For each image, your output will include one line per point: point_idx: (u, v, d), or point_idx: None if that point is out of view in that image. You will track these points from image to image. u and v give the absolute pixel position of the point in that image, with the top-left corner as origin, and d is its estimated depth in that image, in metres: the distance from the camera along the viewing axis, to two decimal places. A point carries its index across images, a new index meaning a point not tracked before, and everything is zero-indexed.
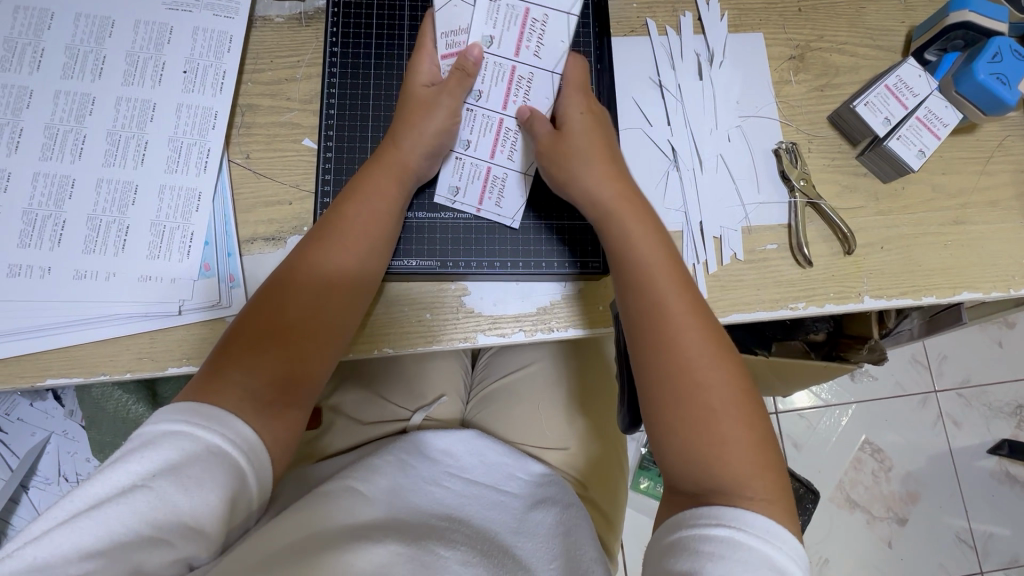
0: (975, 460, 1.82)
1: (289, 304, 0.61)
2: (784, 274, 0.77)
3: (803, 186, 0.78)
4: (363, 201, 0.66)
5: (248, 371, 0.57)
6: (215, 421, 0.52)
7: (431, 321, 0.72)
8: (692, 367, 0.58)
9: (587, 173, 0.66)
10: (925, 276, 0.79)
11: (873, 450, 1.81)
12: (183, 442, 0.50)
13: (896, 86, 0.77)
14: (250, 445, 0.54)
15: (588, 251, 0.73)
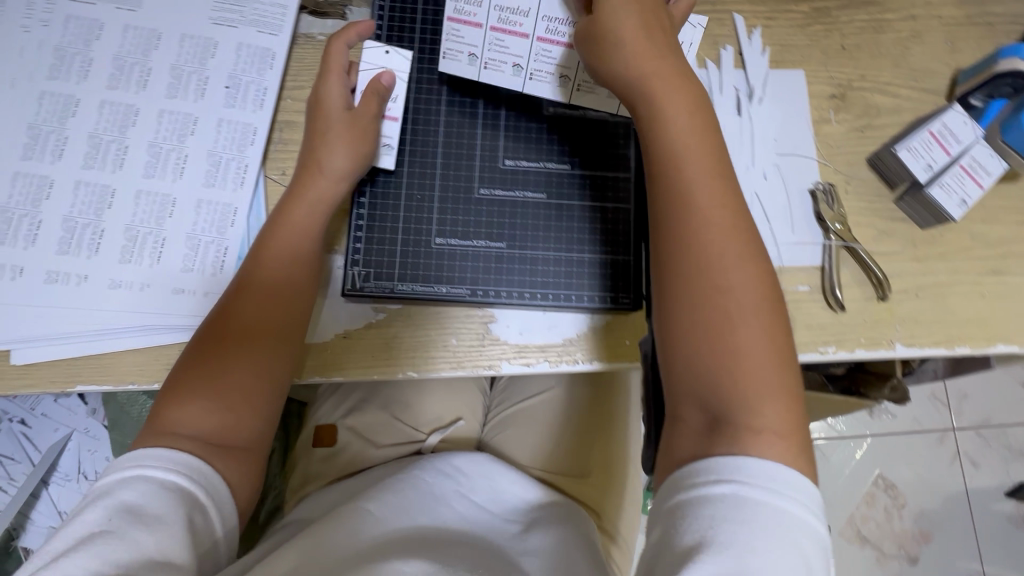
0: (992, 501, 1.79)
1: (231, 326, 0.62)
2: (815, 317, 0.76)
3: (838, 229, 0.77)
4: (297, 216, 0.65)
5: (196, 401, 0.58)
6: (164, 459, 0.54)
7: (456, 347, 0.71)
8: (710, 270, 0.58)
9: (625, 53, 0.63)
10: (960, 327, 0.77)
11: (887, 485, 1.78)
12: (138, 484, 0.51)
13: (941, 133, 0.76)
14: (201, 475, 0.55)
15: (623, 289, 0.71)
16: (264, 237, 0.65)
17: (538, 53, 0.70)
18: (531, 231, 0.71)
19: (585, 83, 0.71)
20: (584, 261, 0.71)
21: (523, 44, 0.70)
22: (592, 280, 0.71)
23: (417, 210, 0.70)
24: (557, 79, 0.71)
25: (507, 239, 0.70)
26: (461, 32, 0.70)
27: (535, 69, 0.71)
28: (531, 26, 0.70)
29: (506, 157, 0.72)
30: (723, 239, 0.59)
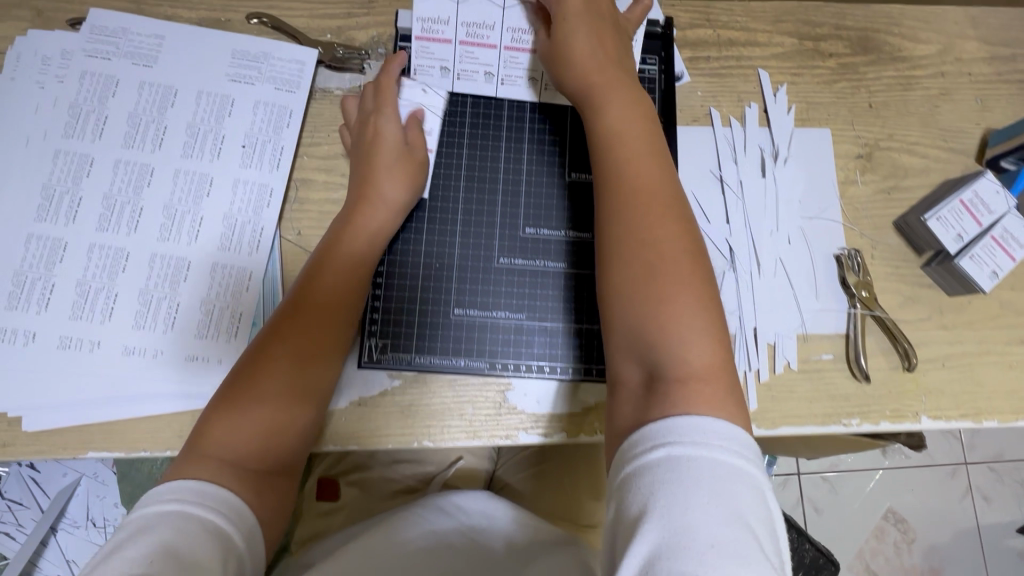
0: (1004, 538, 1.77)
1: (281, 347, 0.59)
2: (839, 387, 0.74)
3: (864, 296, 0.75)
4: (354, 238, 0.65)
5: (240, 423, 0.55)
6: (201, 492, 0.49)
7: (472, 416, 0.68)
8: (642, 230, 0.57)
9: (577, 45, 0.66)
10: (988, 399, 0.75)
11: (898, 520, 1.76)
12: (178, 521, 0.46)
13: (972, 202, 0.74)
14: (238, 514, 0.50)
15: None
16: (319, 257, 0.63)
17: (506, 60, 0.72)
18: (553, 302, 0.69)
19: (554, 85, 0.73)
20: (606, 334, 0.69)
21: (492, 54, 0.72)
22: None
23: (435, 280, 0.68)
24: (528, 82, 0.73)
25: (528, 309, 0.69)
26: (430, 48, 0.71)
27: (505, 77, 0.73)
28: (498, 37, 0.71)
29: (527, 225, 0.70)
30: (655, 199, 0.58)
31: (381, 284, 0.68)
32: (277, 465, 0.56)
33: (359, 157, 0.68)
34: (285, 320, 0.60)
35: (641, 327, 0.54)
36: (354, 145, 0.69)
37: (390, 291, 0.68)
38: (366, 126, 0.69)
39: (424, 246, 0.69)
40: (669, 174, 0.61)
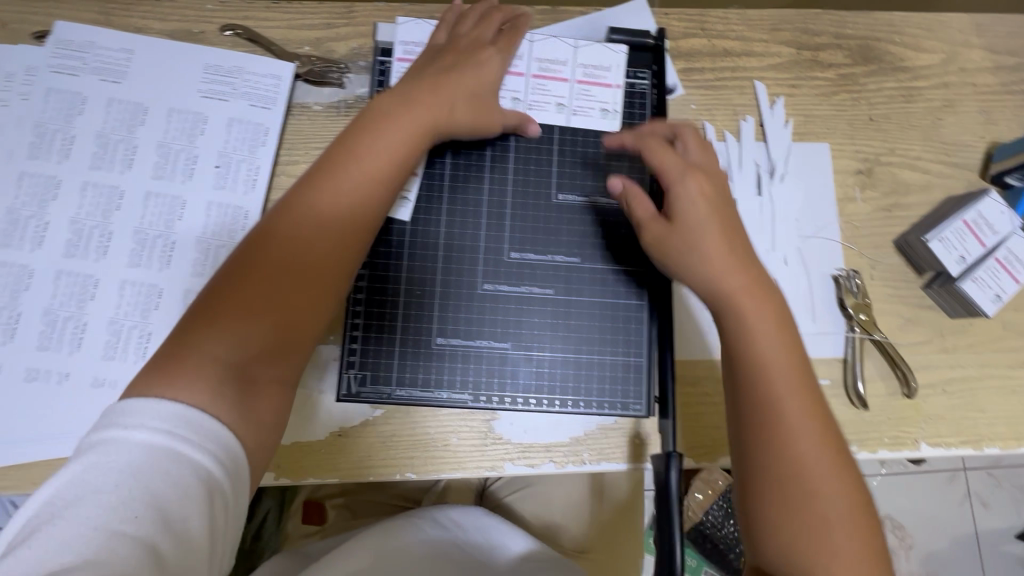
0: (1001, 543, 1.75)
1: (268, 261, 0.56)
2: (838, 414, 0.72)
3: (863, 320, 0.73)
4: (377, 154, 0.60)
5: (220, 337, 0.52)
6: (183, 423, 0.46)
7: (457, 447, 0.68)
8: (795, 439, 0.55)
9: (697, 253, 0.60)
10: (990, 425, 0.73)
11: (895, 526, 1.74)
12: (162, 463, 0.44)
13: (975, 223, 0.71)
14: (224, 448, 0.47)
15: (636, 394, 0.66)
16: (320, 171, 0.59)
17: (534, 86, 0.71)
18: (539, 330, 0.66)
19: (583, 109, 0.71)
20: (596, 363, 0.66)
21: (564, 86, 0.72)
22: (605, 384, 0.66)
23: (415, 309, 0.66)
24: (603, 113, 0.71)
25: (512, 339, 0.66)
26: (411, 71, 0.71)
27: (531, 102, 0.71)
28: (569, 72, 0.72)
29: (512, 250, 0.67)
30: (785, 368, 0.57)
31: (358, 315, 0.65)
32: (258, 369, 0.54)
33: (410, 78, 0.65)
34: (275, 233, 0.57)
35: (795, 561, 0.53)
36: (409, 72, 0.66)
37: (369, 322, 0.65)
38: (445, 60, 0.66)
39: (403, 274, 0.66)
40: (811, 377, 0.58)
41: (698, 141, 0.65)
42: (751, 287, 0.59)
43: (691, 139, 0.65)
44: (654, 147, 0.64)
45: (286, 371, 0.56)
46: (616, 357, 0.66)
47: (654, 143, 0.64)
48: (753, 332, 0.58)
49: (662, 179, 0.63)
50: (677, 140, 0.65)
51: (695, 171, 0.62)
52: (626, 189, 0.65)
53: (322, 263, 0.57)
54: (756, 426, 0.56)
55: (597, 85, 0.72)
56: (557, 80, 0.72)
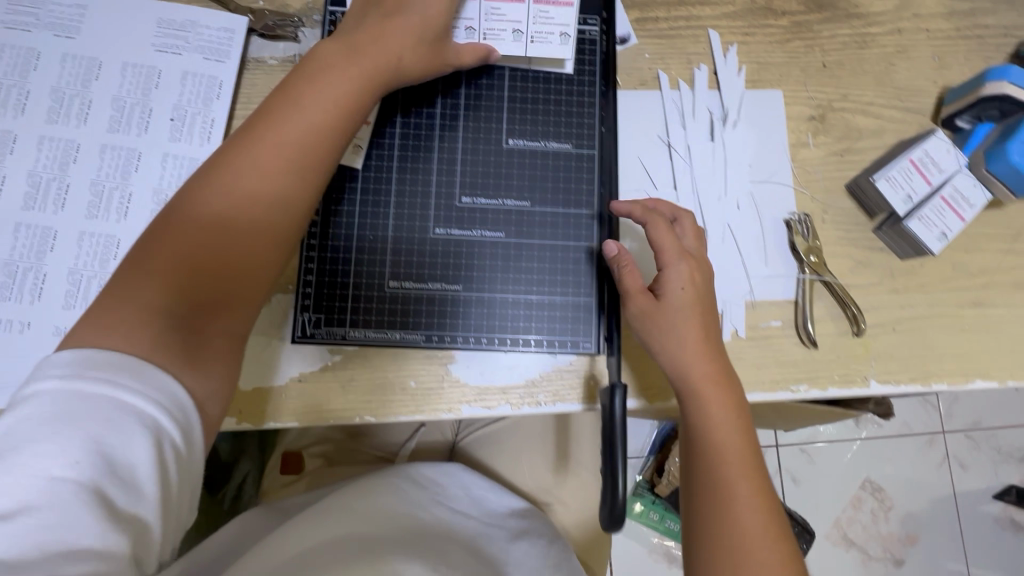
0: (980, 504, 1.78)
1: (201, 214, 0.54)
2: (788, 354, 0.74)
3: (812, 262, 0.74)
4: (316, 99, 0.58)
5: (153, 286, 0.51)
6: (128, 376, 0.45)
7: (415, 390, 0.69)
8: (738, 518, 0.57)
9: (671, 359, 0.63)
10: (937, 362, 0.75)
11: (874, 488, 1.77)
12: (105, 413, 0.43)
13: (922, 161, 0.72)
14: (164, 396, 0.46)
15: (586, 333, 0.69)
16: (253, 126, 0.57)
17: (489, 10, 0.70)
18: (489, 273, 0.69)
19: (541, 35, 0.70)
20: (546, 304, 0.69)
21: (520, 10, 0.70)
22: (554, 323, 0.69)
23: (368, 251, 0.67)
24: (558, 38, 0.71)
25: (464, 281, 0.68)
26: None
27: (487, 30, 0.70)
28: None
29: (463, 195, 0.69)
30: (738, 452, 0.60)
31: (308, 258, 0.67)
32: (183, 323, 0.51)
33: (348, 32, 0.63)
34: (208, 188, 0.54)
35: None
36: (345, 29, 0.63)
37: (319, 264, 0.67)
38: (386, 6, 0.63)
39: (354, 218, 0.67)
40: (753, 435, 0.62)
41: (697, 232, 0.67)
42: (713, 377, 0.61)
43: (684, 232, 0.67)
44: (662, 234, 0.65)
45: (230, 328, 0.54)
46: (565, 298, 0.69)
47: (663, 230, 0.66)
48: (715, 407, 0.61)
49: (656, 255, 0.65)
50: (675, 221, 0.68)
51: (688, 258, 0.65)
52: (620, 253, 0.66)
53: (262, 210, 0.55)
54: (713, 494, 0.58)
55: (555, 6, 0.71)
56: (513, 3, 0.70)
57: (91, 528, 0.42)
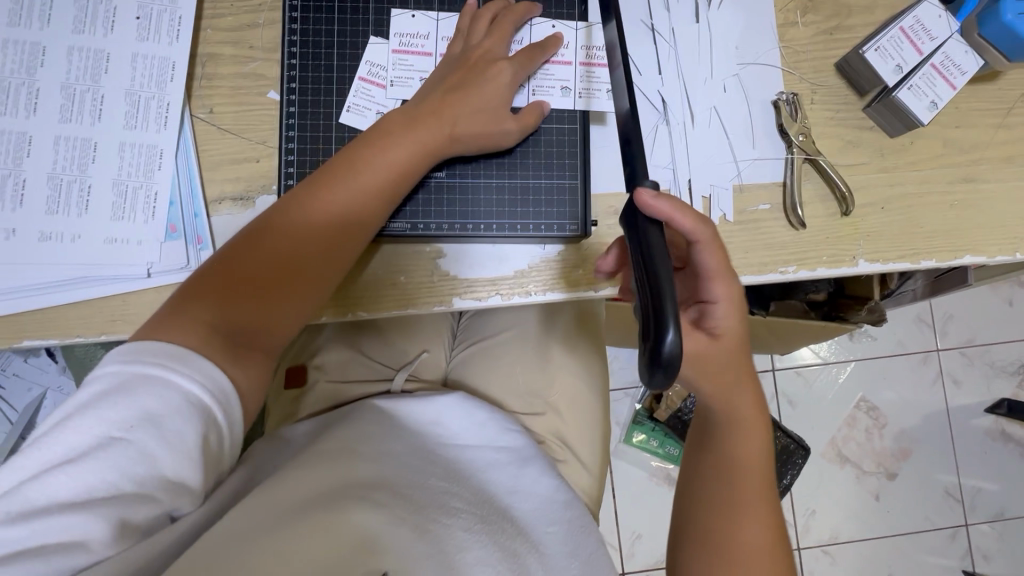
0: (972, 418, 1.83)
1: (272, 241, 0.62)
2: (777, 237, 0.73)
3: (800, 142, 0.73)
4: (389, 150, 0.64)
5: (227, 301, 0.60)
6: (177, 358, 0.54)
7: (405, 284, 0.70)
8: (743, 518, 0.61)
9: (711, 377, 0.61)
10: (926, 240, 0.75)
11: (869, 408, 1.81)
12: (157, 390, 0.52)
13: (912, 29, 0.70)
14: (217, 384, 0.55)
15: (570, 214, 0.70)
16: (327, 179, 0.63)
17: (540, 75, 0.72)
18: (470, 159, 0.70)
19: None
20: (528, 188, 0.71)
21: None
22: (538, 206, 0.70)
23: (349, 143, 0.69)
24: None
25: (447, 169, 0.70)
26: (410, 61, 0.72)
27: (536, 86, 0.72)
28: None
29: None
30: (754, 465, 0.63)
31: (294, 156, 0.70)
32: (250, 336, 0.60)
33: (413, 105, 0.66)
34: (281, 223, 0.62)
35: None
36: (422, 89, 0.68)
37: (305, 160, 0.70)
38: (449, 82, 0.67)
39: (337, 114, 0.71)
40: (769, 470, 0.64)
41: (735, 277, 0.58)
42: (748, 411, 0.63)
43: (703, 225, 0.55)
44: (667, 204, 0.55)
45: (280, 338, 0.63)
46: (546, 182, 0.71)
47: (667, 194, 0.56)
48: (740, 434, 0.63)
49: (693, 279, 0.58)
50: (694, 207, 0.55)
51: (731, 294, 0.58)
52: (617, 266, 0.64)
53: (316, 268, 0.63)
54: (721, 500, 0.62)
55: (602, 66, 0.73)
56: (562, 65, 0.73)
57: (136, 484, 0.50)
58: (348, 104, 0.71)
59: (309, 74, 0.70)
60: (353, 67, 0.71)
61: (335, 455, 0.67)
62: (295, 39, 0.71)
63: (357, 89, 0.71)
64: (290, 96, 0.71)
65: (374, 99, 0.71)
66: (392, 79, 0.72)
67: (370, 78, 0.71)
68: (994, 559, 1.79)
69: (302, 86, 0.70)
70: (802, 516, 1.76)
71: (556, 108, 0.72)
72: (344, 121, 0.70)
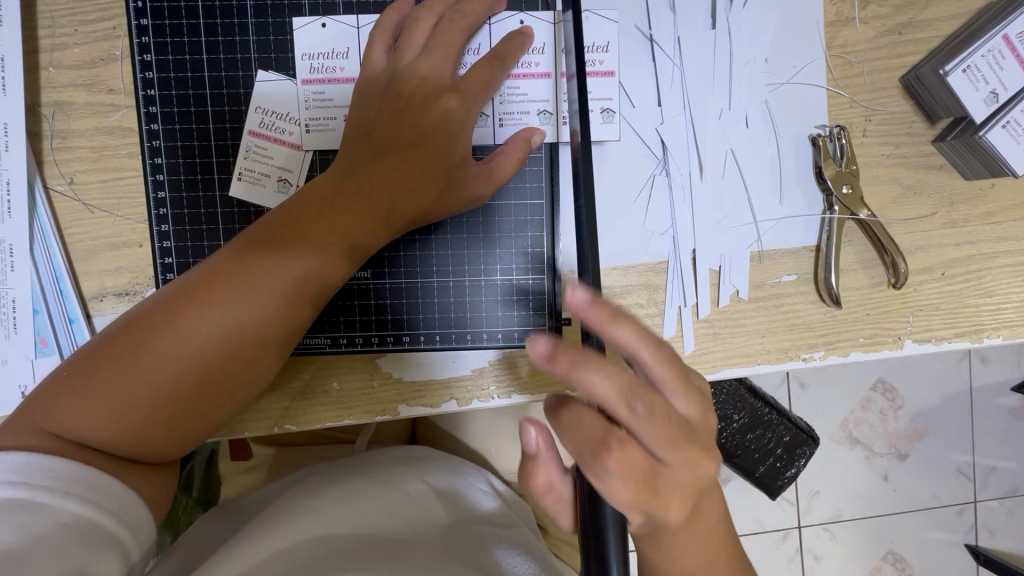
0: (996, 398, 1.16)
1: (158, 335, 0.45)
2: (802, 315, 0.57)
3: (844, 194, 0.55)
4: (332, 216, 0.48)
5: (102, 402, 0.43)
6: (44, 471, 0.41)
7: (340, 391, 0.56)
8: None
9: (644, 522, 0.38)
10: (995, 312, 0.58)
11: (888, 389, 1.14)
12: (16, 519, 0.38)
13: (1016, 40, 0.53)
14: (110, 497, 0.42)
15: (532, 317, 0.57)
16: (240, 253, 0.47)
17: (503, 94, 0.55)
18: (402, 252, 0.56)
19: None
20: (477, 287, 0.56)
21: None
22: (490, 309, 0.57)
23: (241, 228, 0.55)
24: None
25: (375, 266, 0.56)
26: (327, 92, 0.55)
27: (505, 113, 0.55)
28: None
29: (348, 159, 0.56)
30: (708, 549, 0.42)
31: (172, 256, 0.55)
32: (131, 452, 0.45)
33: (347, 164, 0.50)
34: (171, 311, 0.45)
35: None
36: (350, 136, 0.51)
37: (185, 246, 0.55)
38: (381, 136, 0.50)
39: (221, 183, 0.55)
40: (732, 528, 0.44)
41: (643, 468, 0.35)
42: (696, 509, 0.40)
43: (668, 412, 0.35)
44: (599, 405, 0.35)
45: (168, 453, 0.47)
46: (501, 279, 0.57)
47: (596, 390, 0.35)
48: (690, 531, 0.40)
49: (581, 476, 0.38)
50: (633, 401, 0.34)
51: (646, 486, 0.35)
52: (544, 449, 0.41)
53: (227, 371, 0.46)
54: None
55: (596, 76, 0.55)
56: (536, 78, 0.55)
57: None
58: (236, 171, 0.55)
59: (177, 125, 0.55)
60: (242, 112, 0.55)
61: (246, 530, 0.52)
62: (149, 77, 0.54)
63: (248, 145, 0.55)
64: (153, 159, 0.55)
65: (274, 158, 0.55)
66: (306, 124, 0.55)
67: (270, 126, 0.55)
68: (1005, 532, 1.18)
69: (168, 144, 0.55)
70: (806, 499, 1.13)
71: (553, 142, 0.56)
72: (235, 193, 0.55)
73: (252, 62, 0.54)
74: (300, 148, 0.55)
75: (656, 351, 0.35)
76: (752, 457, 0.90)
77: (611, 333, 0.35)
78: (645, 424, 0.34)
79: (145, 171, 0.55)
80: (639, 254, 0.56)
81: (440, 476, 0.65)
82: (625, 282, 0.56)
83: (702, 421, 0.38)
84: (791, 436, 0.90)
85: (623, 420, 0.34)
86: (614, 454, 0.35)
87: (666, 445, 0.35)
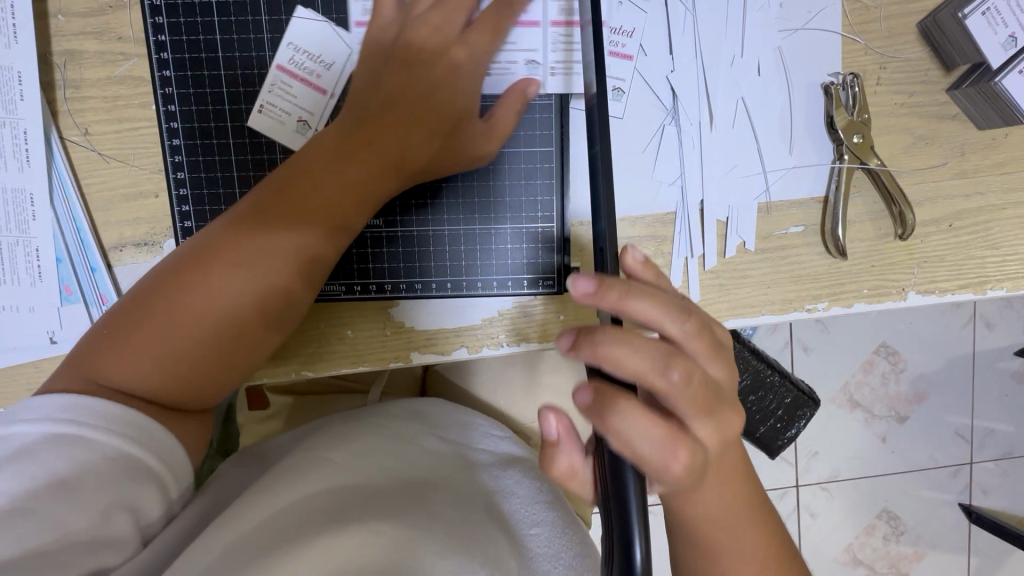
0: (996, 361, 1.17)
1: (187, 290, 0.46)
2: (807, 266, 0.58)
3: (855, 144, 0.55)
4: (348, 166, 0.49)
5: (140, 353, 0.45)
6: (90, 409, 0.43)
7: (355, 339, 0.58)
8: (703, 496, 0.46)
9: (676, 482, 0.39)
10: (1000, 263, 0.59)
11: (890, 352, 1.14)
12: (67, 450, 0.41)
13: None
14: (148, 436, 0.44)
15: (541, 265, 0.58)
16: (261, 209, 0.48)
17: (506, 42, 0.54)
18: (413, 202, 0.57)
19: None
20: (489, 235, 0.58)
21: None
22: (500, 258, 0.58)
23: (256, 175, 0.56)
24: None
25: (387, 216, 0.57)
26: None
27: (505, 63, 0.55)
28: None
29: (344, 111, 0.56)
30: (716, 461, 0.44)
31: (188, 205, 0.56)
32: (173, 401, 0.47)
33: (354, 116, 0.50)
34: (202, 264, 0.47)
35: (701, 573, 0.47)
36: (359, 85, 0.51)
37: (201, 194, 0.56)
38: (387, 88, 0.50)
39: (234, 130, 0.56)
40: None
41: (674, 435, 0.37)
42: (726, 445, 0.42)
43: (702, 381, 0.38)
44: (636, 372, 0.37)
45: (209, 401, 0.49)
46: (512, 227, 0.57)
47: (632, 359, 0.37)
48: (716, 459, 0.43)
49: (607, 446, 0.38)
50: (668, 371, 0.37)
51: (675, 450, 0.38)
52: (563, 435, 0.45)
53: (259, 319, 0.48)
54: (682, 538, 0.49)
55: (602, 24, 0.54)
56: (538, 27, 0.55)
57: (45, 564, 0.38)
58: (258, 103, 0.55)
59: (189, 72, 0.55)
60: (253, 58, 0.55)
61: (273, 472, 0.54)
62: (159, 21, 0.54)
63: (275, 81, 0.55)
64: (167, 107, 0.55)
65: (298, 97, 0.56)
66: (337, 71, 0.56)
67: (300, 66, 0.55)
68: (999, 491, 1.21)
69: (181, 90, 0.55)
70: (804, 456, 1.16)
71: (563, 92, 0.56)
72: (254, 125, 0.56)
73: (258, 8, 0.54)
74: (326, 92, 0.56)
75: (687, 326, 0.39)
76: (752, 416, 0.91)
77: (641, 304, 0.38)
78: (680, 392, 0.37)
79: (159, 118, 0.55)
80: (647, 205, 0.57)
81: (450, 429, 0.67)
82: (634, 233, 0.57)
83: (726, 391, 0.42)
84: (792, 399, 0.91)
85: (659, 387, 0.37)
86: (651, 426, 0.37)
87: (699, 414, 0.38)
